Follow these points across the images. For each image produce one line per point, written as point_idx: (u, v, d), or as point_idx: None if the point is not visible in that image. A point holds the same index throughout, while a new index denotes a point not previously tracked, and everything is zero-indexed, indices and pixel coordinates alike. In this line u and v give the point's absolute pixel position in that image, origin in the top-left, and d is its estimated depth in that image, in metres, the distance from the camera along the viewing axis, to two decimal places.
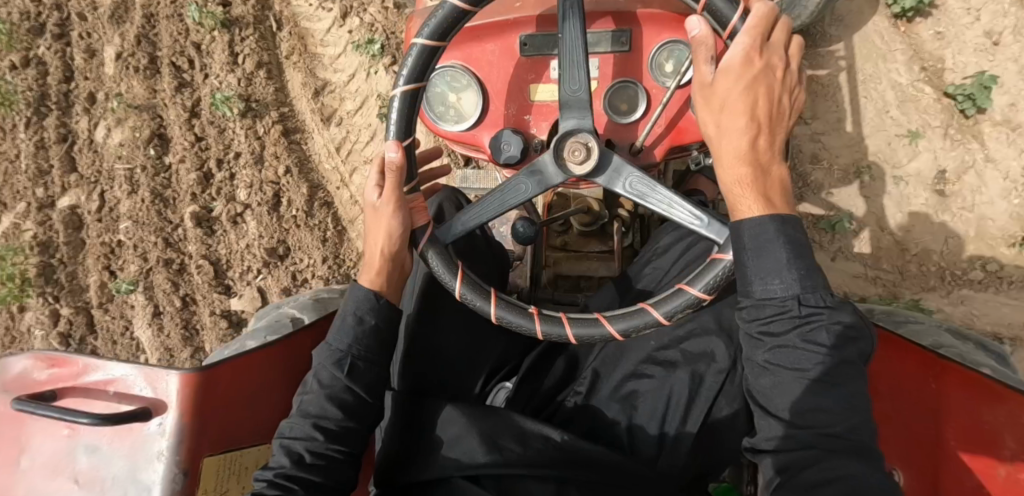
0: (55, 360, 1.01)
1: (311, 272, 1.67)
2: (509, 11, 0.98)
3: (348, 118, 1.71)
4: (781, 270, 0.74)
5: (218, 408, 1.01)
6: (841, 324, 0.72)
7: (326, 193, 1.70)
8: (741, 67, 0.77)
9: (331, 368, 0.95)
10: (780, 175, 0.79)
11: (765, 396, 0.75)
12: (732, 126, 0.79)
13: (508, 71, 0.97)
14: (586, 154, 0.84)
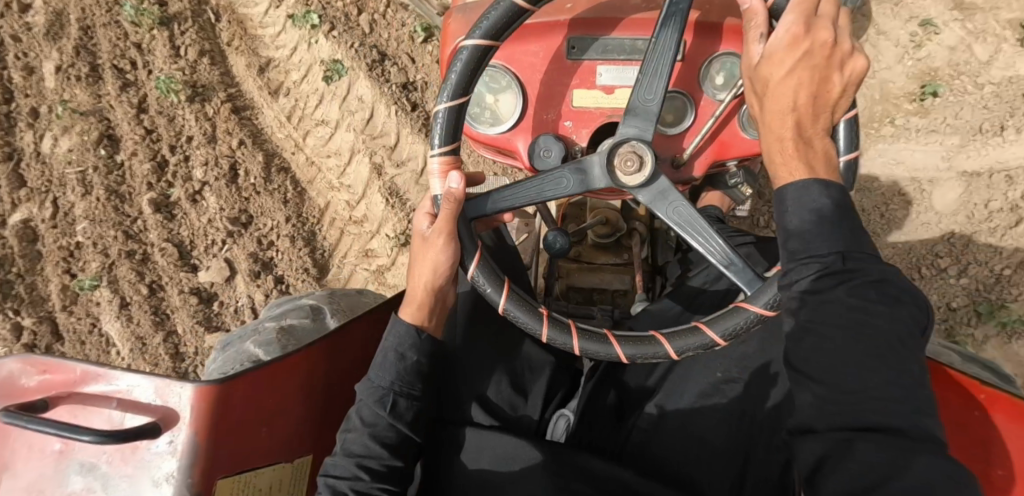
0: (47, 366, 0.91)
1: (275, 233, 1.81)
2: (557, 13, 1.04)
3: (296, 88, 1.86)
4: (822, 231, 0.78)
5: (235, 424, 0.93)
6: (877, 283, 0.75)
7: (281, 160, 1.85)
8: (785, 42, 0.82)
9: (374, 405, 1.01)
10: (823, 147, 0.84)
11: (808, 360, 0.75)
12: (778, 101, 0.84)
13: (554, 73, 1.02)
14: (641, 165, 0.90)
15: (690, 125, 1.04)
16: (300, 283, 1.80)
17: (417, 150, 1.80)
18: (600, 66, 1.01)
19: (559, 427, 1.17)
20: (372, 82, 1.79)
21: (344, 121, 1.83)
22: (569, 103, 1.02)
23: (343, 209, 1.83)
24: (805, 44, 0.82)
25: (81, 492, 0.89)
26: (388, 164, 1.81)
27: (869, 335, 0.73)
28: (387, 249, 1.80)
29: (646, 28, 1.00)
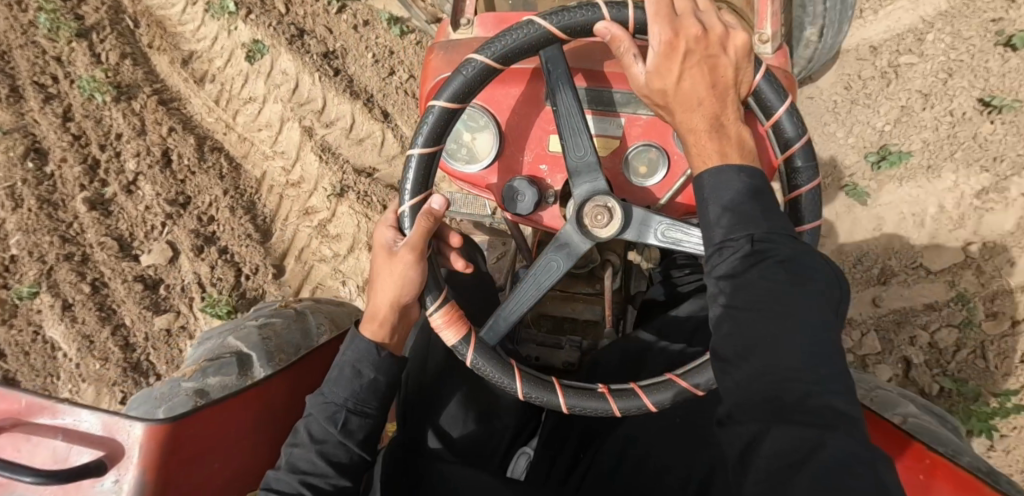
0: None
1: (214, 206, 1.98)
2: (536, 60, 1.12)
3: (219, 73, 2.07)
4: (734, 215, 0.82)
5: (186, 459, 0.94)
6: (783, 258, 0.79)
7: (213, 141, 2.03)
8: (662, 47, 0.88)
9: (325, 422, 1.01)
10: (738, 131, 0.89)
11: (730, 351, 0.78)
12: (686, 104, 0.89)
13: (533, 117, 1.11)
14: (610, 220, 0.99)
15: (664, 179, 1.09)
16: (244, 249, 1.95)
17: (343, 110, 2.00)
18: None
19: (520, 464, 1.27)
20: (294, 54, 2.01)
21: (270, 95, 2.03)
22: (545, 147, 1.12)
23: (278, 175, 2.01)
24: (679, 41, 0.88)
25: None
26: (318, 127, 2.00)
27: (791, 317, 0.76)
28: (326, 203, 1.97)
29: (617, 82, 1.08)
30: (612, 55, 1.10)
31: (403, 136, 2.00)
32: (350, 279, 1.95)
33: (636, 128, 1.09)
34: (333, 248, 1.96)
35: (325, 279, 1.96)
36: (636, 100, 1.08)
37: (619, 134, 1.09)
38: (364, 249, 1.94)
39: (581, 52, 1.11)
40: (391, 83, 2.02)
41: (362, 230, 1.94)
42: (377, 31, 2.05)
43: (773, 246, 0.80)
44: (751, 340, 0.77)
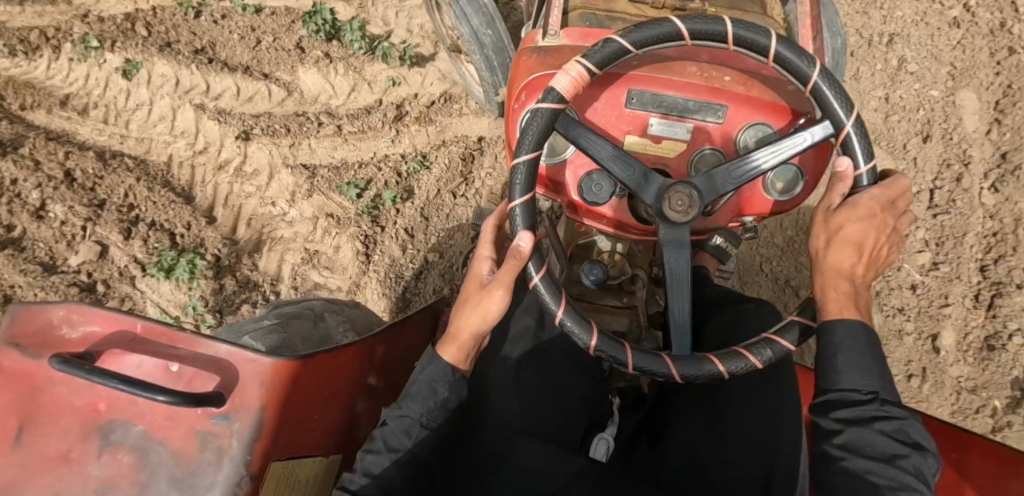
0: (101, 317, 0.85)
1: (132, 192, 1.89)
2: (628, 67, 1.22)
3: (99, 97, 1.97)
4: (865, 371, 1.07)
5: (298, 405, 0.88)
6: (900, 422, 1.04)
7: (111, 152, 1.92)
8: (867, 206, 1.13)
9: (401, 434, 1.09)
10: (864, 299, 1.15)
11: (847, 468, 1.03)
12: (841, 246, 1.14)
13: (613, 119, 1.23)
14: (693, 208, 1.10)
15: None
16: (171, 213, 1.89)
17: (227, 84, 2.00)
18: (653, 118, 1.22)
19: (601, 448, 1.23)
20: (167, 59, 1.98)
21: (156, 96, 1.98)
22: (621, 146, 1.24)
23: (183, 148, 1.97)
24: (879, 213, 1.13)
25: (115, 463, 0.81)
26: (207, 104, 1.99)
27: (897, 468, 1.01)
28: (235, 149, 1.97)
29: (703, 94, 1.20)
30: (689, 68, 1.22)
31: (282, 81, 2.03)
32: (277, 199, 1.97)
33: (703, 134, 1.22)
34: (254, 182, 1.97)
35: (256, 210, 1.97)
36: (706, 109, 1.20)
37: (687, 137, 1.22)
38: (283, 169, 1.97)
39: (659, 65, 1.22)
40: (260, 49, 2.05)
41: (275, 156, 1.98)
42: (236, 20, 2.07)
43: (900, 411, 1.05)
44: (862, 473, 1.03)
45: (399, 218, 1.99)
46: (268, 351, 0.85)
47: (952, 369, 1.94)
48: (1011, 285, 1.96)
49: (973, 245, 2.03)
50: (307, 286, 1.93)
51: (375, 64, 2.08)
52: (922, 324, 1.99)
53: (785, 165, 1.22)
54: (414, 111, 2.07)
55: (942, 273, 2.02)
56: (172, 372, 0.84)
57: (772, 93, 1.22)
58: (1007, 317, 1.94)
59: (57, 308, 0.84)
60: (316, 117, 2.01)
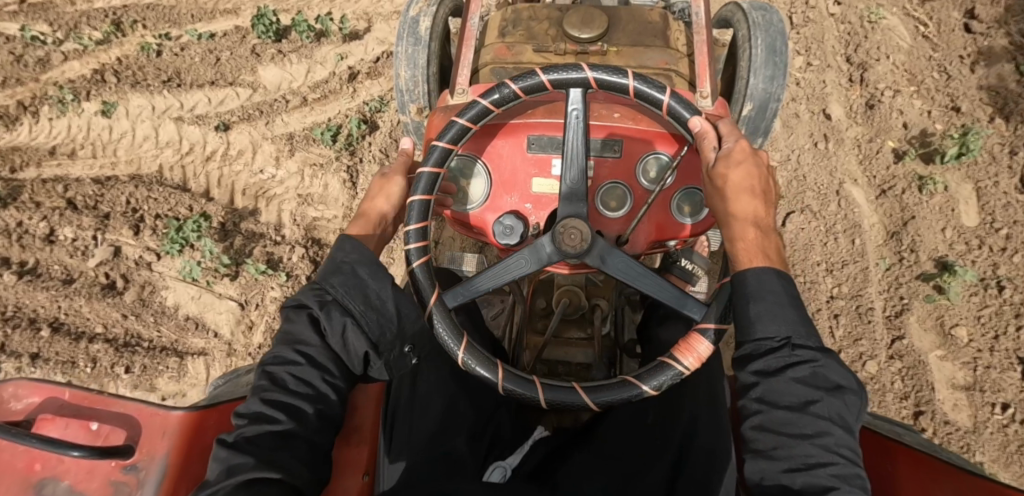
0: (40, 388, 1.00)
1: (131, 197, 2.12)
2: (522, 115, 1.30)
3: (87, 137, 2.25)
4: (779, 317, 0.96)
5: (199, 455, 0.98)
6: (818, 365, 0.93)
7: (104, 177, 2.18)
8: (738, 151, 1.11)
9: (343, 343, 1.02)
10: (777, 243, 1.09)
11: (775, 426, 0.93)
12: (737, 197, 1.10)
13: (518, 163, 1.29)
14: (586, 233, 1.12)
15: (628, 211, 1.26)
16: (173, 206, 2.11)
17: (197, 97, 2.28)
18: (554, 159, 1.28)
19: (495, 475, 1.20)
20: (139, 93, 2.27)
21: (137, 123, 2.25)
22: (529, 189, 1.29)
23: (171, 156, 2.23)
24: (751, 154, 1.12)
25: None
26: (185, 115, 2.26)
27: (813, 415, 0.91)
28: (217, 140, 2.23)
29: (595, 132, 1.27)
30: None
31: (247, 82, 2.31)
32: (265, 167, 2.20)
33: (604, 169, 1.27)
34: (241, 161, 2.22)
35: (248, 182, 2.20)
36: (602, 145, 1.27)
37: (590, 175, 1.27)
38: (264, 142, 2.22)
39: (552, 110, 1.30)
40: (221, 63, 2.34)
41: (254, 135, 2.23)
42: (195, 48, 2.38)
43: (813, 352, 0.94)
44: (777, 426, 0.93)
45: (372, 145, 2.21)
46: (173, 406, 1.00)
47: (847, 132, 2.10)
48: (873, 60, 2.18)
49: (835, 44, 2.24)
50: (306, 222, 2.13)
51: (323, 48, 2.36)
52: (812, 105, 2.16)
53: (688, 188, 1.26)
54: (364, 68, 2.32)
55: (816, 66, 2.22)
56: (92, 430, 0.97)
57: (663, 123, 1.27)
58: (876, 82, 2.15)
59: (7, 382, 0.99)
60: (283, 97, 2.28)
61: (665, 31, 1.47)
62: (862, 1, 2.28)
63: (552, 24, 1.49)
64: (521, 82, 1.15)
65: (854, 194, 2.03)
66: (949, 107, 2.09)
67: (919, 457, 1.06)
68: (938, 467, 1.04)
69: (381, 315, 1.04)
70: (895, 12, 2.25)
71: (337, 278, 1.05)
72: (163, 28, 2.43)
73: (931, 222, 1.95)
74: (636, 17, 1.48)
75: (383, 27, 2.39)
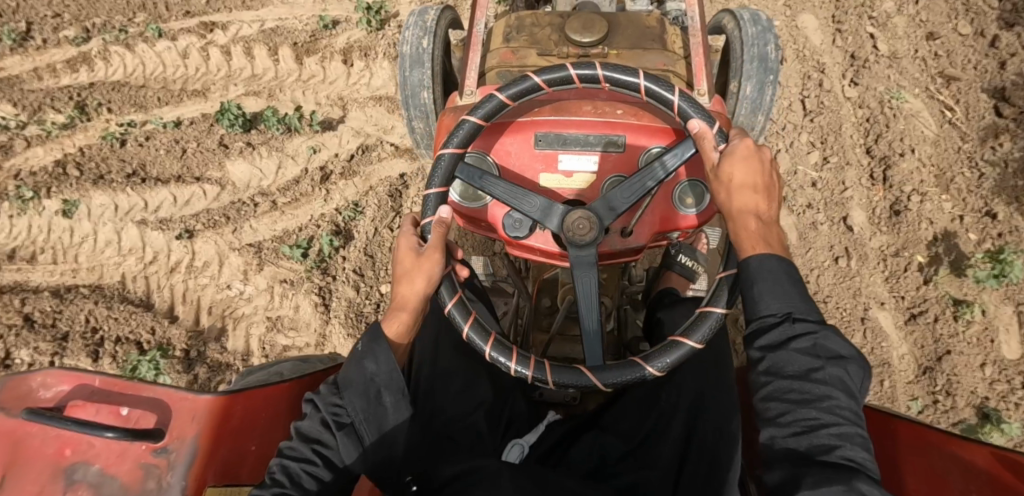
0: (69, 378, 1.02)
1: (90, 314, 2.05)
2: (528, 114, 1.36)
3: (44, 241, 2.18)
4: (779, 296, 1.00)
5: (230, 441, 1.01)
6: (818, 338, 0.96)
7: (63, 288, 2.11)
8: (742, 148, 1.10)
9: (349, 436, 1.03)
10: (778, 235, 1.09)
11: (780, 395, 0.96)
12: (739, 190, 1.10)
13: (525, 159, 1.34)
14: (588, 227, 1.16)
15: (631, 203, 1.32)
16: (133, 315, 2.06)
17: (162, 196, 2.23)
18: (561, 155, 1.32)
19: (514, 452, 1.21)
20: (103, 190, 2.21)
21: (99, 225, 2.19)
22: (537, 183, 1.33)
23: (134, 265, 2.15)
24: (756, 151, 1.11)
25: None
26: (149, 218, 2.20)
27: (814, 381, 0.94)
28: (182, 249, 2.16)
29: (599, 128, 1.33)
30: (585, 107, 1.35)
31: (214, 178, 2.27)
32: (232, 281, 2.13)
33: (609, 163, 1.32)
34: (206, 273, 2.14)
35: (214, 298, 2.12)
36: (606, 141, 1.32)
37: (594, 169, 1.32)
38: (231, 253, 2.16)
39: (557, 108, 1.36)
40: (188, 157, 2.31)
41: (221, 244, 2.17)
42: (160, 138, 2.34)
43: (812, 325, 0.97)
44: (783, 394, 0.96)
45: (346, 262, 2.16)
46: (203, 390, 1.03)
47: (872, 242, 2.09)
48: (896, 155, 2.18)
49: (852, 134, 2.25)
50: (276, 350, 2.05)
51: (295, 140, 2.34)
52: (831, 212, 2.15)
53: (687, 181, 1.32)
54: (337, 167, 2.29)
55: (833, 163, 2.21)
56: (121, 415, 0.99)
57: (665, 119, 1.34)
58: (901, 182, 2.14)
59: (35, 372, 1.01)
60: (251, 199, 2.24)
61: (662, 35, 1.54)
62: (881, 82, 2.31)
63: (553, 30, 1.56)
64: (509, 90, 1.21)
65: (881, 321, 1.99)
66: (983, 211, 2.09)
67: (915, 427, 1.11)
68: (933, 437, 1.09)
69: (380, 424, 1.05)
70: (918, 93, 2.29)
71: (370, 358, 1.08)
72: (129, 111, 2.41)
73: (968, 358, 1.90)
74: (634, 22, 1.55)
75: (359, 113, 2.41)
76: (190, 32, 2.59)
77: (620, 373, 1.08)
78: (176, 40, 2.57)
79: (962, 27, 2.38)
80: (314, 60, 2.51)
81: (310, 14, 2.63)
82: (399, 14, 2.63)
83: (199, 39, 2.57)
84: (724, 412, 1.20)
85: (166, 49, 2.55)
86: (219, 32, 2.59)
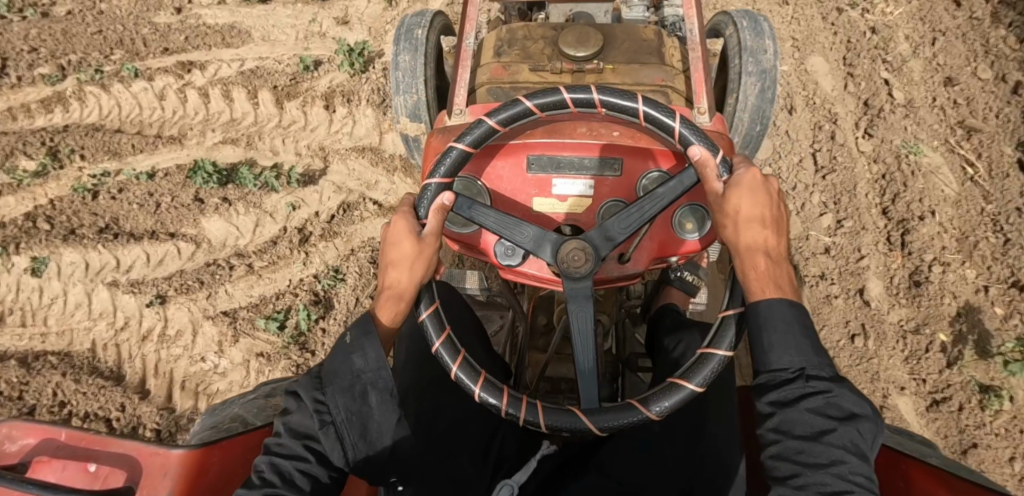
0: (33, 430, 0.96)
1: (57, 384, 1.99)
2: (520, 136, 1.30)
3: (15, 301, 2.14)
4: (792, 349, 0.97)
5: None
6: (831, 396, 0.94)
7: (32, 356, 2.06)
8: (748, 179, 1.06)
9: (337, 440, 0.99)
10: (789, 273, 1.05)
11: (791, 456, 0.94)
12: (748, 227, 1.05)
13: (517, 184, 1.27)
14: (584, 259, 1.11)
15: None
16: (101, 387, 2.00)
17: (134, 255, 2.17)
18: (555, 179, 1.26)
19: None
20: (74, 248, 2.16)
21: (69, 285, 2.14)
22: (530, 208, 1.27)
23: (106, 332, 2.10)
24: (761, 181, 1.06)
25: None
26: (121, 279, 2.15)
27: (826, 444, 0.92)
28: (153, 316, 2.10)
29: (595, 150, 1.26)
30: (580, 128, 1.28)
31: (189, 235, 2.20)
32: (206, 353, 2.07)
33: (605, 188, 1.26)
34: (180, 344, 2.08)
35: (187, 371, 2.05)
36: (603, 164, 1.26)
37: (590, 194, 1.26)
38: (205, 321, 2.10)
39: (551, 129, 1.29)
40: (161, 211, 2.23)
41: (194, 311, 2.11)
42: (133, 190, 2.27)
43: (826, 383, 0.95)
44: (793, 455, 0.94)
45: (325, 334, 2.08)
46: (174, 444, 0.97)
47: (890, 315, 1.98)
48: (915, 219, 2.08)
49: (868, 193, 2.14)
50: None
51: (273, 196, 2.25)
52: (846, 284, 2.04)
53: (689, 205, 1.26)
54: (317, 229, 2.20)
55: (847, 228, 2.10)
56: (89, 471, 0.93)
57: (664, 141, 1.27)
58: (921, 251, 2.03)
59: (0, 424, 0.96)
60: (227, 261, 2.16)
61: (661, 49, 1.47)
62: (897, 134, 2.21)
63: (547, 43, 1.49)
64: (499, 115, 1.13)
65: (901, 408, 1.88)
66: (1010, 281, 1.98)
67: (931, 472, 1.06)
68: (951, 482, 1.02)
69: (370, 444, 1.00)
70: (938, 147, 2.19)
71: (337, 390, 1.01)
72: (102, 159, 2.33)
73: (997, 451, 1.80)
74: (631, 34, 1.49)
75: (338, 167, 2.31)
76: (167, 71, 2.51)
77: (619, 418, 1.02)
78: (152, 80, 2.50)
79: (982, 71, 2.29)
80: (294, 104, 2.43)
81: (291, 54, 2.54)
82: (384, 54, 2.54)
83: (176, 79, 2.50)
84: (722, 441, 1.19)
85: (142, 89, 2.48)
86: (196, 72, 2.51)
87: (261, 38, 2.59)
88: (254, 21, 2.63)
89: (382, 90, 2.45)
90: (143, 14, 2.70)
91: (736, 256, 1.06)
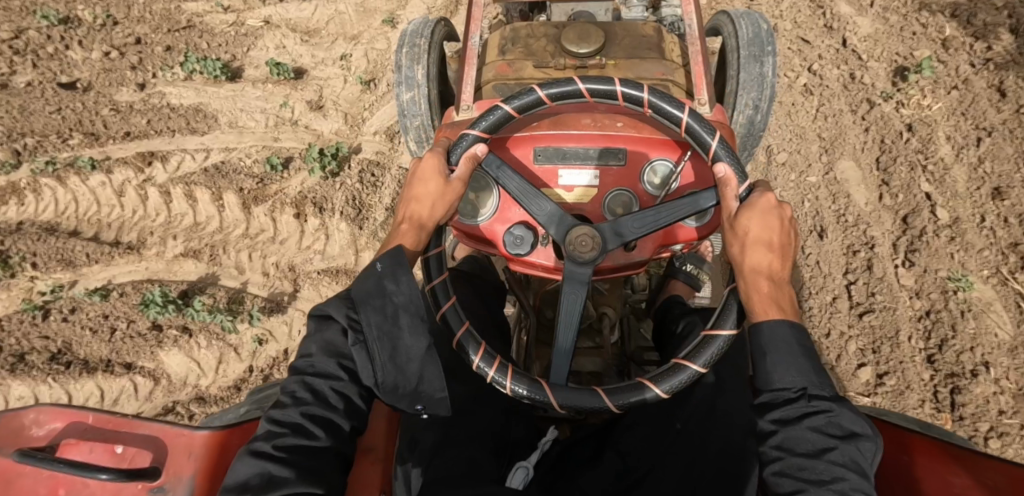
0: (62, 414, 1.00)
1: None
2: (526, 129, 1.34)
3: None
4: (794, 369, 0.99)
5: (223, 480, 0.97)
6: (833, 415, 0.95)
7: None
8: (762, 202, 1.09)
9: (367, 364, 1.03)
10: (789, 292, 1.07)
11: (794, 473, 0.93)
12: (755, 249, 1.07)
13: (525, 174, 1.31)
14: (592, 248, 1.14)
15: None
16: None
17: (87, 389, 2.01)
18: (561, 170, 1.30)
19: (518, 476, 1.15)
20: (20, 380, 2.00)
21: None
22: None
23: None
24: (775, 207, 1.09)
25: None
26: None
27: (828, 462, 0.92)
28: None
29: (600, 141, 1.30)
30: (584, 120, 1.33)
31: (146, 369, 2.05)
32: None
33: (610, 177, 1.29)
34: None
35: None
36: (607, 154, 1.29)
37: (595, 184, 1.29)
38: None
39: (556, 122, 1.34)
40: (115, 339, 2.08)
41: None
42: (86, 310, 2.13)
43: (828, 402, 0.96)
44: (796, 472, 0.93)
45: None
46: (199, 426, 1.00)
47: None
48: (967, 374, 1.87)
49: (911, 336, 1.95)
50: None
51: (236, 328, 2.11)
52: None
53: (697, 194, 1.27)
54: (282, 375, 2.06)
55: (892, 386, 1.89)
56: (116, 453, 0.97)
57: (665, 131, 1.31)
58: (976, 415, 1.82)
59: (30, 409, 0.99)
60: (184, 408, 2.00)
61: (660, 43, 1.52)
62: (942, 264, 2.03)
63: (549, 41, 1.54)
64: (549, 90, 1.18)
65: None
66: None
67: (932, 446, 1.08)
68: (954, 455, 1.06)
69: (401, 372, 1.03)
70: (988, 280, 2.01)
71: (371, 310, 1.03)
72: (54, 268, 2.20)
73: None
74: (631, 31, 1.53)
75: (309, 291, 2.19)
76: (127, 163, 2.39)
77: (580, 401, 1.03)
78: (110, 172, 2.38)
79: None
80: (262, 210, 2.31)
81: (258, 144, 2.45)
82: (361, 150, 2.45)
83: (136, 174, 2.38)
84: (741, 423, 1.16)
85: (100, 183, 2.36)
86: (157, 165, 2.40)
87: (227, 123, 2.51)
88: (221, 103, 2.56)
89: (355, 199, 2.33)
90: (105, 90, 2.60)
91: (741, 279, 1.07)
